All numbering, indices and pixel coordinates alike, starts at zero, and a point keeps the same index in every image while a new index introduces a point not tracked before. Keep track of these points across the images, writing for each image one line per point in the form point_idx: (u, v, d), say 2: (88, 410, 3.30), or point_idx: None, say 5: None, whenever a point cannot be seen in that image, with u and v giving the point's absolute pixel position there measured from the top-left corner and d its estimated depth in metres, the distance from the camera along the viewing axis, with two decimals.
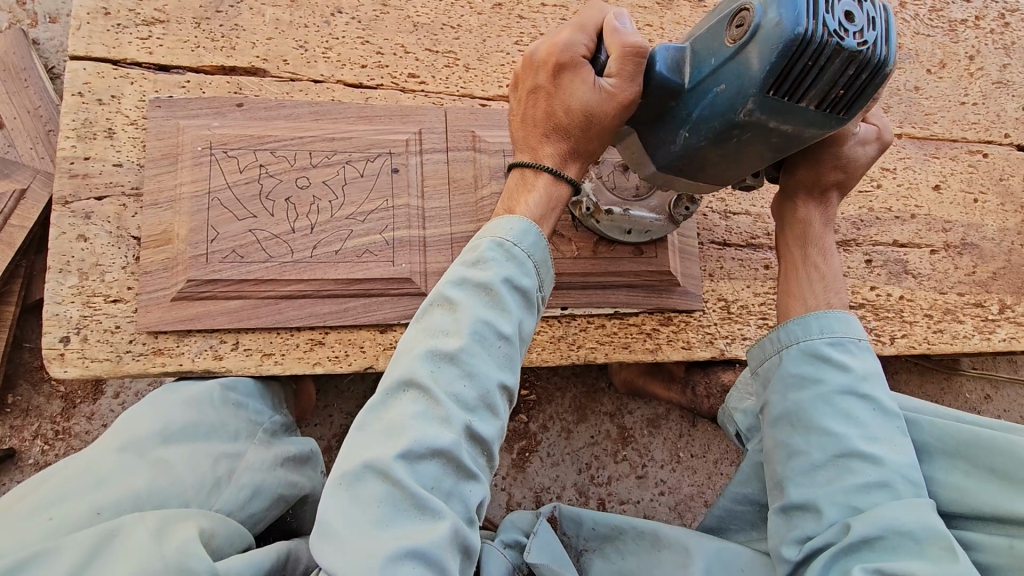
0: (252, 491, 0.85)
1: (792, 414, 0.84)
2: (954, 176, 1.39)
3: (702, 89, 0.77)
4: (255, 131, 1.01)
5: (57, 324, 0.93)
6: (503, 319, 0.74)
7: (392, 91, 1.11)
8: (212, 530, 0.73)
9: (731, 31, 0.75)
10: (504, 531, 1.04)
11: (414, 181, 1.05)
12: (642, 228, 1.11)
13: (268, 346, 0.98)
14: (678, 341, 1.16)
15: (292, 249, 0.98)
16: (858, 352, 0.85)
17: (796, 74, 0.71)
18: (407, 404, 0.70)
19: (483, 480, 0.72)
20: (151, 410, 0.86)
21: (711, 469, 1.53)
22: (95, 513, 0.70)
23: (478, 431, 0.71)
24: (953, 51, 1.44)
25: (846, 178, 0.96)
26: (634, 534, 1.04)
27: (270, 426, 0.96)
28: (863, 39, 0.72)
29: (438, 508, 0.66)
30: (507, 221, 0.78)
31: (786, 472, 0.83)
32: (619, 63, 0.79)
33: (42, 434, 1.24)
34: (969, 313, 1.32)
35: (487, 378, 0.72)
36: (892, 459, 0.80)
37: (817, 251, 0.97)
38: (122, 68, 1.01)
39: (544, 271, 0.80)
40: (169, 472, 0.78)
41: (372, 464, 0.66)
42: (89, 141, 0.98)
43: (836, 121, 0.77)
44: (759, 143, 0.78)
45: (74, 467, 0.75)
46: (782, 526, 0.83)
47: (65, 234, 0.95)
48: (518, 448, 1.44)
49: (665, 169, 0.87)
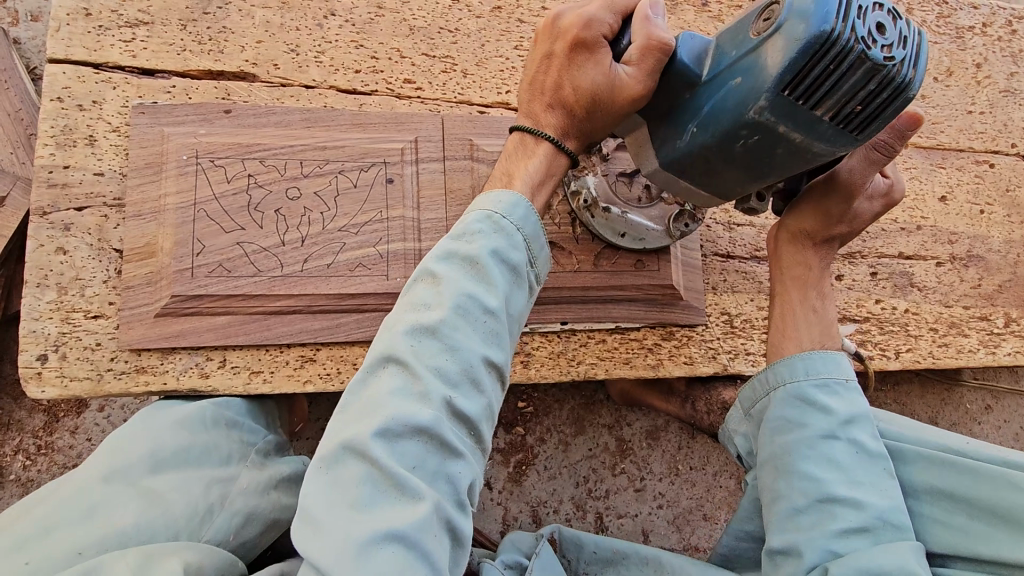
0: (246, 517, 0.82)
1: (777, 455, 0.83)
2: (961, 186, 1.36)
3: (718, 80, 0.75)
4: (243, 139, 0.97)
5: (34, 342, 0.88)
6: (489, 292, 0.69)
7: (387, 97, 1.07)
8: (199, 561, 0.69)
9: (759, 23, 0.72)
10: (505, 552, 1.01)
11: (410, 192, 1.02)
12: (638, 235, 1.07)
13: (256, 363, 0.94)
14: (680, 357, 1.13)
15: (282, 262, 0.94)
16: (844, 394, 0.84)
17: (813, 78, 0.68)
18: (386, 381, 0.66)
19: (470, 460, 0.67)
20: (138, 435, 0.82)
21: (711, 481, 1.50)
22: (77, 552, 0.67)
23: (461, 408, 0.66)
24: (960, 59, 1.41)
25: (850, 231, 0.96)
26: (638, 560, 1.02)
27: (263, 446, 0.93)
28: (890, 54, 0.68)
29: (418, 489, 0.62)
30: (496, 195, 0.74)
31: (770, 518, 0.82)
32: (640, 53, 0.75)
33: (23, 449, 1.20)
34: (974, 327, 1.30)
35: (470, 352, 0.67)
36: (874, 503, 0.78)
37: (816, 295, 0.95)
38: (104, 72, 0.97)
39: (536, 245, 0.75)
40: (158, 502, 0.75)
41: (349, 443, 0.62)
42: (69, 149, 0.94)
43: (847, 139, 0.73)
44: (766, 149, 0.75)
45: (58, 499, 0.73)
46: (769, 572, 0.81)
47: (43, 247, 0.91)
48: (514, 461, 1.41)
49: (668, 167, 0.85)
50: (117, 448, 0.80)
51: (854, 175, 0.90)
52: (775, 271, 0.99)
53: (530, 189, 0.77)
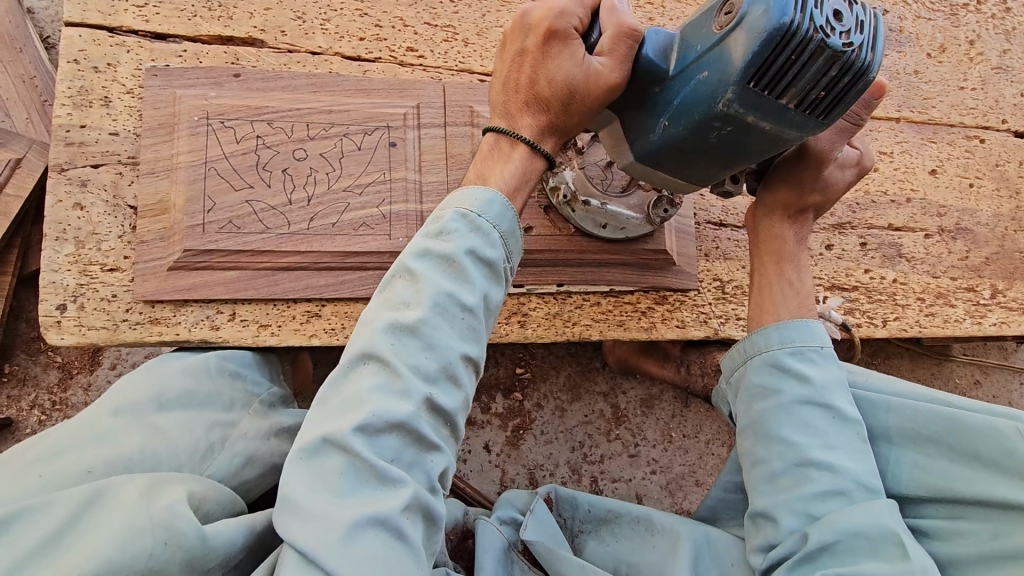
0: (246, 458, 0.85)
1: (755, 423, 0.88)
2: (951, 160, 1.39)
3: (687, 74, 0.76)
4: (252, 102, 1.00)
5: (54, 292, 0.93)
6: (465, 290, 0.73)
7: (391, 64, 1.10)
8: (203, 493, 0.73)
9: (720, 18, 0.74)
10: (500, 507, 1.05)
11: (412, 156, 1.05)
12: (619, 225, 1.10)
13: (265, 317, 0.98)
14: (672, 320, 1.17)
15: (289, 220, 0.98)
16: (820, 361, 0.88)
17: (779, 67, 0.70)
18: (367, 377, 0.68)
19: (446, 451, 0.71)
20: (147, 375, 0.85)
21: (702, 449, 1.54)
22: (88, 471, 0.71)
23: (439, 403, 0.70)
24: (953, 36, 1.44)
25: (823, 201, 0.98)
26: (629, 518, 1.06)
27: (267, 398, 0.95)
28: (848, 40, 0.72)
29: (398, 478, 0.65)
30: (471, 192, 0.78)
31: (752, 482, 0.87)
32: (612, 42, 0.80)
33: (40, 404, 1.25)
34: (961, 298, 1.33)
35: (448, 349, 0.71)
36: (848, 467, 0.82)
37: (793, 268, 0.99)
38: (118, 36, 1.01)
39: (511, 241, 0.79)
40: (161, 435, 0.78)
41: (331, 436, 0.64)
42: (85, 109, 0.98)
43: (814, 124, 0.76)
44: (738, 138, 0.77)
45: (68, 425, 0.76)
46: (752, 532, 0.87)
47: (62, 202, 0.95)
48: (512, 426, 1.46)
49: (643, 160, 0.87)
50: (129, 385, 0.83)
51: (823, 144, 0.91)
52: (755, 248, 1.02)
53: (506, 190, 0.80)
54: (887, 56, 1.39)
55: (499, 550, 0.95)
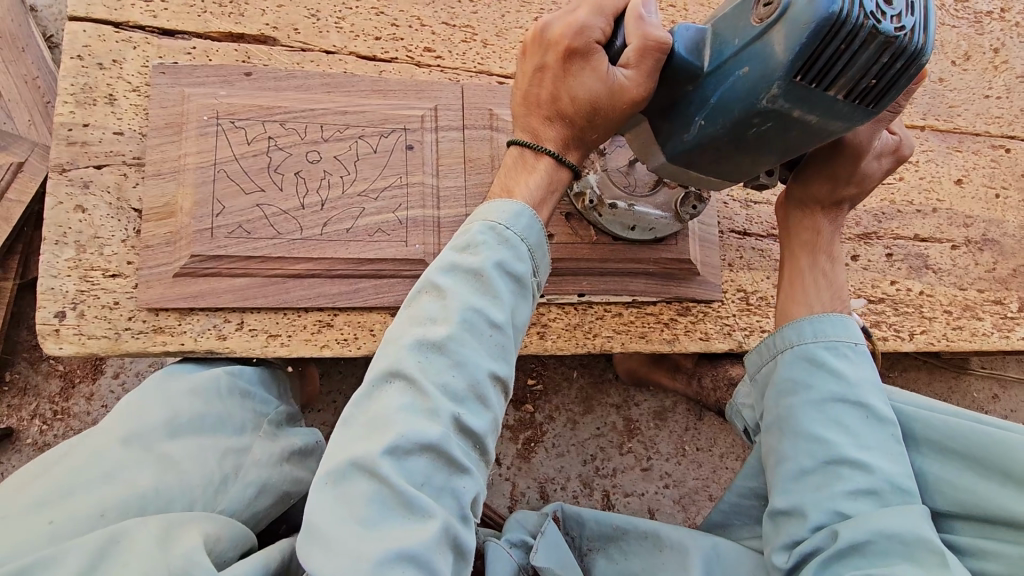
0: (260, 488, 0.80)
1: (782, 419, 0.84)
2: (977, 170, 1.36)
3: (723, 71, 0.71)
4: (264, 101, 0.96)
5: (52, 299, 0.88)
6: (493, 305, 0.69)
7: (408, 65, 1.06)
8: (216, 533, 0.68)
9: (759, 9, 0.68)
10: (510, 530, 0.99)
11: (429, 160, 1.01)
12: (647, 226, 1.06)
13: (274, 327, 0.94)
14: (695, 332, 1.13)
15: (301, 226, 0.94)
16: (853, 357, 0.84)
17: (827, 59, 0.65)
18: (394, 396, 0.65)
19: (476, 476, 0.66)
20: (155, 398, 0.81)
21: (719, 463, 1.50)
22: (99, 515, 0.67)
23: (469, 424, 0.65)
24: (978, 43, 1.41)
25: (858, 192, 0.94)
26: (636, 534, 1.02)
27: (276, 417, 0.90)
28: (901, 24, 0.66)
29: (427, 507, 0.61)
30: (498, 204, 0.74)
31: (775, 481, 0.83)
32: (638, 55, 0.73)
33: (36, 414, 1.20)
34: (988, 311, 1.29)
35: (477, 367, 0.67)
36: (882, 467, 0.78)
37: (827, 259, 0.95)
38: (124, 31, 0.96)
39: (540, 256, 0.75)
40: (173, 468, 0.74)
41: (359, 459, 0.61)
42: (88, 107, 0.93)
43: (864, 114, 0.70)
44: (780, 135, 0.72)
45: (76, 464, 0.71)
46: (773, 531, 0.83)
47: (63, 204, 0.90)
48: (524, 438, 1.41)
49: (675, 160, 0.81)
50: (135, 411, 0.79)
51: (861, 136, 0.86)
52: (785, 237, 0.98)
53: (533, 202, 0.76)
54: None
55: (509, 574, 0.90)
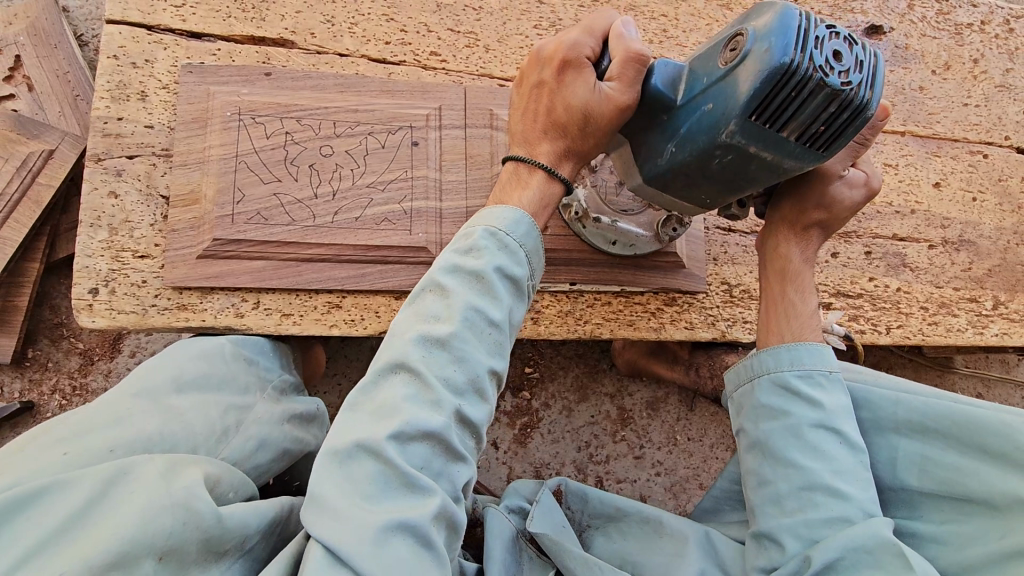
0: (259, 442, 0.86)
1: (762, 443, 0.89)
2: (955, 174, 1.43)
3: (691, 106, 0.79)
4: (282, 99, 1.04)
5: (87, 276, 0.96)
6: (492, 306, 0.76)
7: (415, 67, 1.15)
8: (217, 475, 0.73)
9: (725, 54, 0.76)
10: (508, 497, 1.07)
11: (433, 155, 1.09)
12: (628, 241, 1.13)
13: (287, 306, 1.01)
14: (680, 321, 1.20)
15: (314, 214, 1.02)
16: (827, 385, 0.90)
17: (777, 104, 0.72)
18: (399, 386, 0.71)
19: (470, 462, 0.74)
20: (167, 357, 0.87)
21: (707, 453, 1.57)
22: (109, 450, 0.71)
23: (467, 415, 0.73)
24: (958, 54, 1.48)
25: (828, 217, 1.01)
26: (638, 518, 1.08)
27: (278, 384, 0.98)
28: (847, 79, 0.74)
29: (428, 486, 0.68)
30: (501, 211, 0.81)
31: (757, 505, 0.88)
32: (620, 67, 0.82)
33: (61, 389, 1.28)
34: (963, 308, 1.36)
35: (477, 364, 0.74)
36: (855, 495, 0.84)
37: (795, 289, 1.01)
38: (156, 34, 1.05)
39: (535, 262, 0.82)
40: (179, 418, 0.79)
41: (366, 442, 0.67)
42: (122, 103, 1.02)
43: (814, 157, 0.78)
44: (740, 166, 0.79)
45: (89, 408, 0.75)
46: (755, 553, 0.88)
47: (97, 189, 0.99)
48: (520, 424, 1.48)
49: (650, 182, 0.88)
50: (148, 367, 0.84)
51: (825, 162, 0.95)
52: (762, 266, 1.06)
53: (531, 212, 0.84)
54: (893, 72, 1.44)
55: (508, 536, 0.97)
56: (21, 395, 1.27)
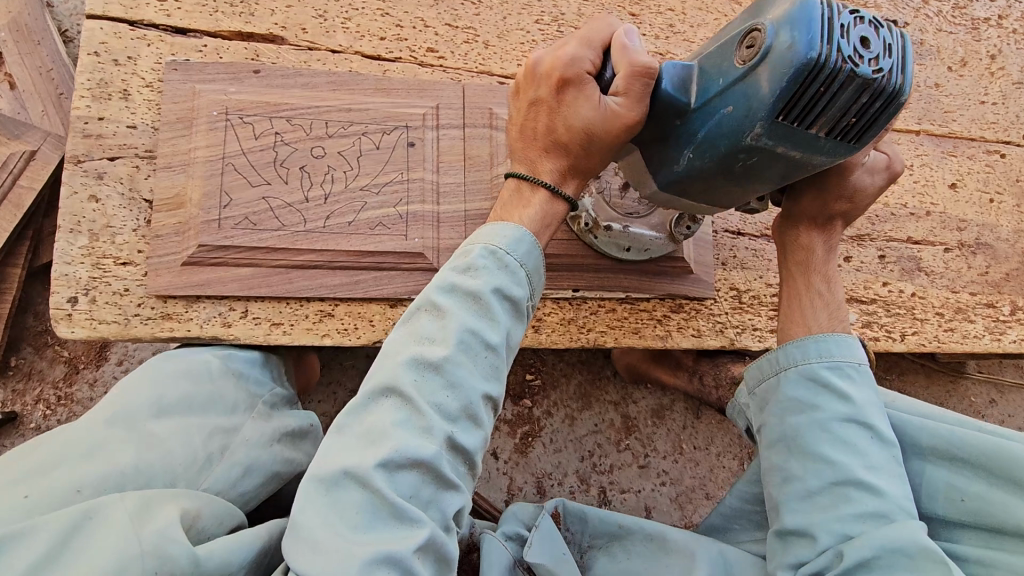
0: (245, 469, 0.81)
1: (789, 437, 0.85)
2: (971, 175, 1.38)
3: (709, 109, 0.74)
4: (271, 98, 1.00)
5: (66, 284, 0.91)
6: (490, 328, 0.72)
7: (411, 64, 1.10)
8: (196, 510, 0.69)
9: (742, 51, 0.71)
10: (504, 523, 1.04)
11: (430, 156, 1.04)
12: (643, 246, 1.08)
13: (277, 315, 0.97)
14: (688, 329, 1.15)
15: (305, 218, 0.97)
16: (858, 379, 0.86)
17: (807, 100, 0.68)
18: (388, 411, 0.67)
19: (462, 491, 0.69)
20: (147, 378, 0.82)
21: (713, 462, 1.52)
22: (77, 491, 0.66)
23: (460, 442, 0.68)
24: (974, 50, 1.43)
25: (850, 208, 0.96)
26: (642, 535, 1.03)
27: (270, 399, 0.93)
28: (878, 66, 0.69)
29: (416, 518, 0.63)
30: (502, 228, 0.76)
31: (783, 498, 0.83)
32: (626, 83, 0.76)
33: (45, 399, 1.24)
34: (981, 313, 1.31)
35: (472, 389, 0.69)
36: (890, 491, 0.79)
37: (821, 279, 0.97)
38: (139, 29, 1.00)
39: (535, 280, 0.78)
40: (158, 447, 0.74)
41: (351, 470, 0.63)
42: (103, 101, 0.97)
43: (846, 148, 0.74)
44: (763, 168, 0.75)
45: (59, 438, 0.70)
46: (779, 550, 0.83)
47: (77, 193, 0.94)
48: (521, 433, 1.44)
49: (668, 188, 0.85)
50: (126, 389, 0.79)
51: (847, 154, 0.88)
52: (781, 257, 1.01)
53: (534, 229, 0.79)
54: None
55: (504, 567, 0.93)
56: (3, 405, 1.22)
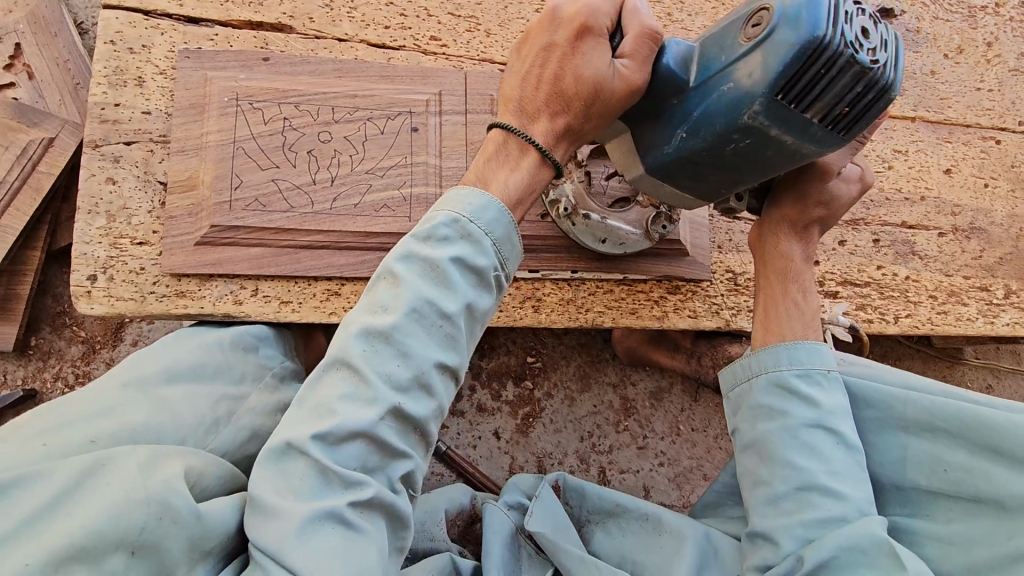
0: (252, 433, 0.85)
1: (760, 442, 0.88)
2: (966, 160, 1.39)
3: (707, 87, 0.77)
4: (281, 85, 1.03)
5: (85, 263, 0.96)
6: (446, 299, 0.72)
7: (414, 52, 1.13)
8: (201, 468, 0.71)
9: (748, 29, 0.74)
10: (508, 492, 1.08)
11: (433, 141, 1.08)
12: (617, 239, 1.11)
13: (286, 294, 1.01)
14: (684, 310, 1.18)
15: (313, 200, 1.01)
16: (825, 385, 0.88)
17: (807, 82, 0.72)
18: (337, 383, 0.69)
19: (412, 457, 0.72)
20: (161, 349, 0.86)
21: (711, 443, 1.55)
22: (91, 442, 0.70)
23: (407, 412, 0.70)
24: (971, 37, 1.45)
25: (826, 214, 1.01)
26: (638, 514, 1.06)
27: (280, 370, 0.96)
28: (875, 57, 0.73)
29: (358, 485, 0.66)
30: (467, 195, 0.76)
31: (753, 503, 0.87)
32: (634, 44, 0.79)
33: (63, 377, 1.29)
34: (974, 297, 1.33)
35: (422, 358, 0.70)
36: (852, 495, 0.83)
37: (798, 288, 1.00)
38: (153, 19, 1.04)
39: (507, 249, 0.78)
40: (167, 409, 0.78)
41: (295, 440, 0.66)
42: (119, 88, 1.01)
43: (834, 140, 0.78)
44: (758, 151, 0.78)
45: (79, 397, 0.75)
46: (750, 551, 0.87)
47: (95, 176, 0.98)
48: (522, 413, 1.47)
49: (652, 173, 0.86)
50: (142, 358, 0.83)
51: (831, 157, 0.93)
52: (760, 264, 1.03)
53: (509, 201, 0.79)
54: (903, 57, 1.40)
55: (506, 534, 0.99)
56: (24, 382, 1.28)
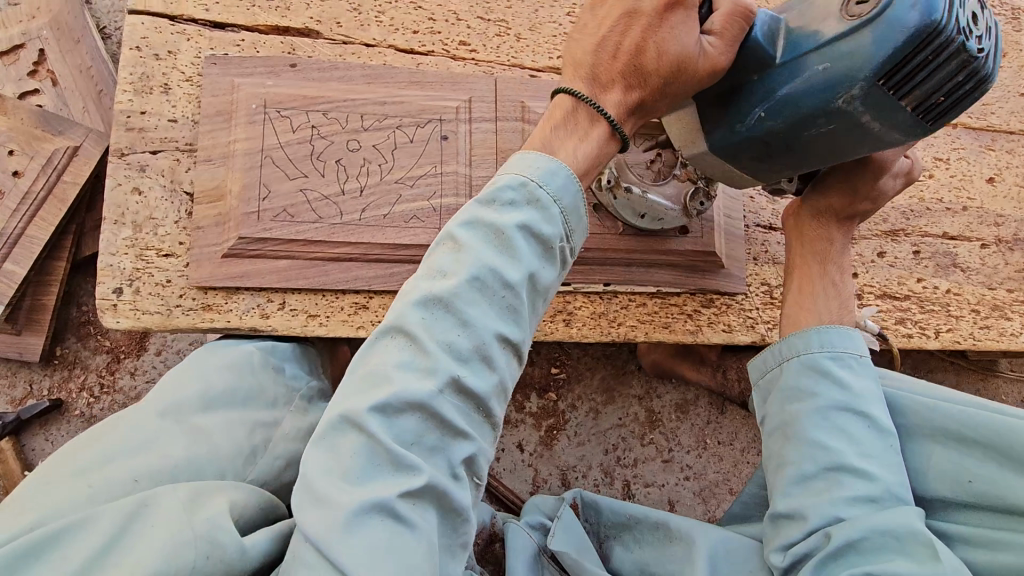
0: (287, 461, 0.83)
1: (788, 425, 0.84)
2: (1011, 169, 1.35)
3: (796, 65, 0.75)
4: (308, 92, 1.01)
5: (111, 275, 0.94)
6: (509, 266, 0.68)
7: (443, 58, 1.10)
8: (243, 501, 0.69)
9: (849, 7, 0.73)
10: (528, 514, 1.06)
11: (463, 150, 1.05)
12: (657, 215, 1.06)
13: (314, 307, 0.98)
14: (718, 324, 1.14)
15: (342, 211, 0.98)
16: (858, 368, 0.84)
17: (913, 67, 0.71)
18: (394, 352, 0.65)
19: (473, 438, 0.66)
20: (193, 371, 0.83)
21: (738, 457, 1.51)
22: (133, 480, 0.67)
23: (469, 386, 0.65)
24: (1015, 40, 1.40)
25: (872, 208, 0.98)
26: (650, 525, 1.03)
27: (306, 393, 0.94)
28: (981, 46, 0.73)
29: (415, 464, 0.61)
30: (532, 159, 0.71)
31: (776, 484, 0.83)
32: (725, 24, 0.75)
33: (88, 386, 1.27)
34: (1018, 311, 1.28)
35: (484, 329, 0.66)
36: (884, 478, 0.78)
37: (835, 271, 0.97)
38: (179, 24, 1.02)
39: (572, 218, 0.73)
40: (205, 440, 0.75)
41: (351, 411, 0.62)
42: (145, 95, 0.99)
43: (922, 130, 0.78)
44: (839, 137, 0.77)
45: (117, 428, 0.72)
46: (772, 532, 0.84)
47: (121, 186, 0.96)
48: (546, 425, 1.44)
49: (717, 151, 0.85)
50: (174, 382, 0.80)
51: (888, 153, 0.91)
52: (793, 247, 1.01)
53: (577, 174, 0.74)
54: None
55: (529, 553, 0.95)
56: (49, 393, 1.27)
